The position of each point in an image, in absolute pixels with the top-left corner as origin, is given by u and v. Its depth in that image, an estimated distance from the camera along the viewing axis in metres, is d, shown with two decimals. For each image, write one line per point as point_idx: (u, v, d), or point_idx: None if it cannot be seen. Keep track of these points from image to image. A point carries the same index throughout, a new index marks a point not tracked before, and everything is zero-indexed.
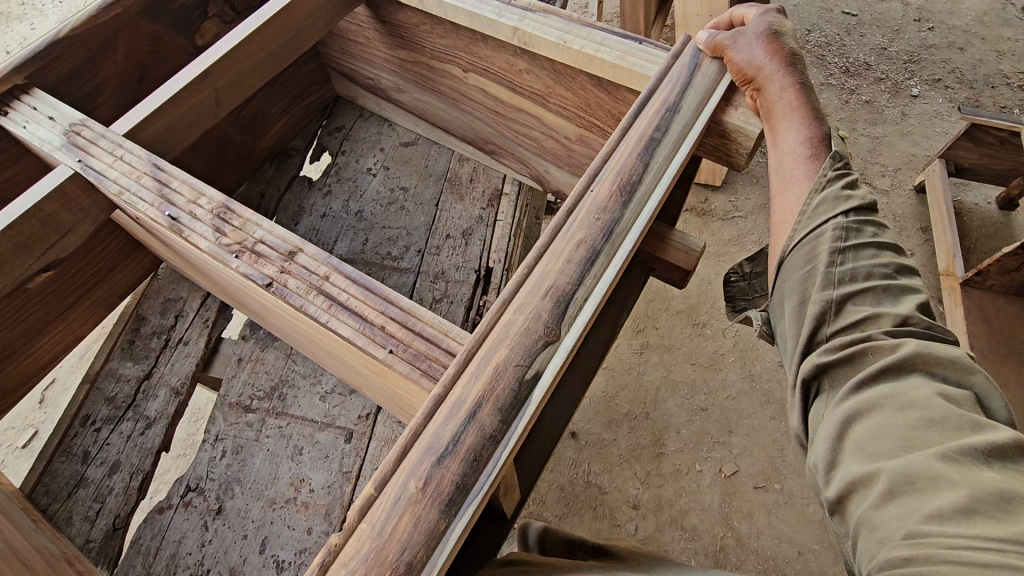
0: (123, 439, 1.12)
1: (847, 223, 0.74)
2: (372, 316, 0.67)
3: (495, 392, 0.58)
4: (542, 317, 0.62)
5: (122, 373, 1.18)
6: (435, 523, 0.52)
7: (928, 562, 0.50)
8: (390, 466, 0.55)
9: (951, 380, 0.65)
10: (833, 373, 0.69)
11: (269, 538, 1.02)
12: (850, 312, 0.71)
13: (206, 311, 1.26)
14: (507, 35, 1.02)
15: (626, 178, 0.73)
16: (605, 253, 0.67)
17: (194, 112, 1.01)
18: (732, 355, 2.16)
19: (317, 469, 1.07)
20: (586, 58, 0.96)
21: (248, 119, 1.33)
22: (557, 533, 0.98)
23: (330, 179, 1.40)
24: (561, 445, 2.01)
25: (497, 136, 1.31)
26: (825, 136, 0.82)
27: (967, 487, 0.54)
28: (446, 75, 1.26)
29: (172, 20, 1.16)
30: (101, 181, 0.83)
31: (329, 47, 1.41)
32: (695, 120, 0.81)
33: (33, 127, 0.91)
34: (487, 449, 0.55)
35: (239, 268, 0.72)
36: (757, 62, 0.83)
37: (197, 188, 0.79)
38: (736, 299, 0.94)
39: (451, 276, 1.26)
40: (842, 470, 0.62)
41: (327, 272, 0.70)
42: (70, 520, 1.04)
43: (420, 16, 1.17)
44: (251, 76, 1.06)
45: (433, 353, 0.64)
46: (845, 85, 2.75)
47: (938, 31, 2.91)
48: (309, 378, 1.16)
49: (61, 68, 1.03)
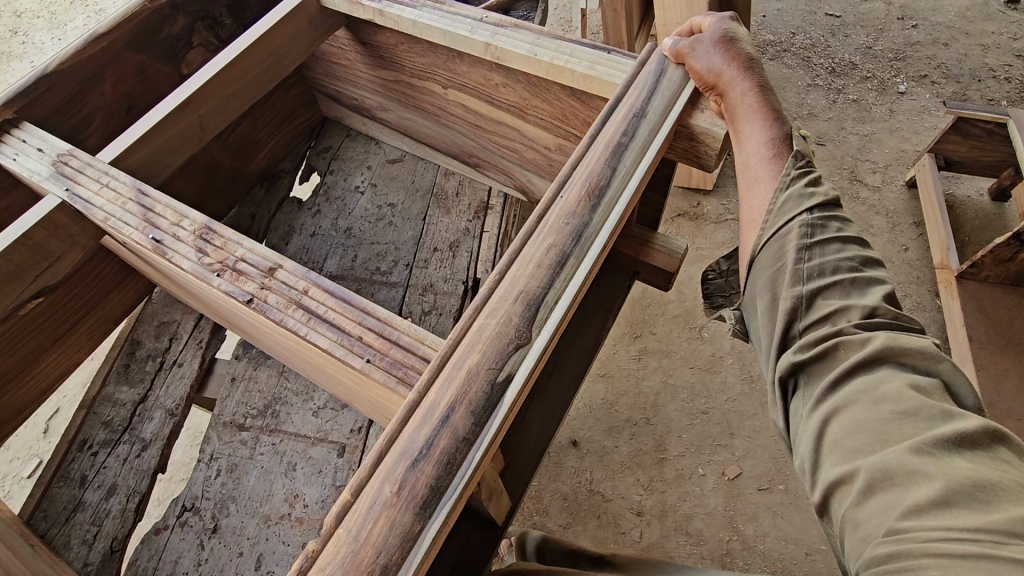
0: (119, 462, 1.13)
1: (812, 219, 0.76)
2: (349, 326, 0.68)
3: (468, 396, 0.59)
4: (513, 321, 0.64)
5: (117, 397, 1.19)
6: (410, 525, 0.53)
7: (910, 558, 0.51)
8: (366, 473, 0.56)
9: (921, 369, 0.66)
10: (808, 369, 0.69)
11: (265, 555, 1.03)
12: (820, 306, 0.72)
13: (199, 332, 1.28)
14: (480, 51, 1.05)
15: (594, 184, 0.75)
16: (575, 257, 0.69)
17: (179, 138, 1.04)
18: (731, 357, 2.17)
19: (311, 484, 1.08)
20: (557, 69, 0.98)
21: (237, 143, 1.36)
22: (556, 544, 0.96)
23: (319, 198, 1.42)
24: (562, 454, 2.01)
25: (480, 149, 1.33)
26: (787, 136, 0.84)
27: (943, 479, 0.55)
28: (427, 92, 1.29)
29: (158, 50, 1.20)
30: (88, 209, 0.86)
31: (313, 69, 1.44)
32: (662, 125, 0.83)
33: (23, 159, 0.94)
34: (460, 451, 0.56)
35: (221, 286, 0.73)
36: (717, 68, 0.85)
37: (181, 211, 0.81)
38: (714, 296, 0.96)
39: (440, 289, 1.28)
40: (825, 469, 0.63)
41: (306, 286, 0.72)
42: (68, 544, 1.05)
43: (398, 37, 1.20)
44: (234, 101, 1.09)
45: (409, 361, 0.66)
46: (832, 85, 2.78)
47: (922, 28, 2.94)
48: (302, 395, 1.18)
49: (50, 101, 1.06)
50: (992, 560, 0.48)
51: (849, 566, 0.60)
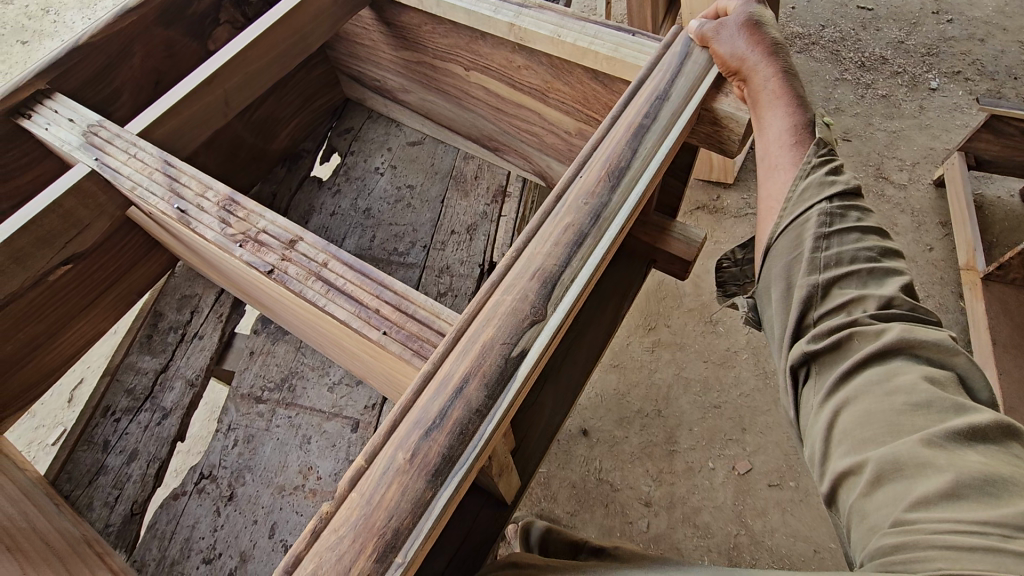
0: (141, 429, 1.16)
1: (831, 208, 0.75)
2: (367, 299, 0.69)
3: (481, 368, 0.60)
4: (529, 297, 0.64)
5: (140, 366, 1.22)
6: (422, 492, 0.54)
7: (915, 550, 0.51)
8: (380, 441, 0.57)
9: (935, 362, 0.65)
10: (821, 358, 0.69)
11: (278, 524, 1.05)
12: (835, 296, 0.71)
13: (220, 306, 1.31)
14: (503, 32, 1.06)
15: (613, 165, 0.74)
16: (592, 237, 0.69)
17: (206, 111, 1.05)
18: (746, 352, 2.15)
19: (325, 457, 1.11)
20: (580, 51, 0.98)
21: (260, 121, 1.38)
22: (559, 535, 0.96)
23: (339, 178, 1.44)
24: (572, 442, 2.01)
25: (500, 133, 1.34)
26: (809, 123, 0.83)
27: (952, 472, 0.54)
28: (449, 74, 1.29)
29: (186, 26, 1.22)
30: (116, 178, 0.88)
31: (336, 49, 1.45)
32: (684, 108, 0.82)
33: (55, 129, 0.96)
34: (472, 423, 0.57)
35: (242, 256, 0.75)
36: (741, 53, 0.84)
37: (205, 182, 0.83)
38: (727, 284, 0.96)
39: (456, 271, 1.29)
40: (834, 459, 0.63)
41: (325, 259, 0.73)
42: (91, 506, 1.09)
43: (422, 17, 1.20)
44: (258, 78, 1.11)
45: (425, 334, 0.66)
46: (861, 80, 2.72)
47: (957, 23, 2.86)
48: (317, 370, 1.20)
49: (81, 74, 1.08)
50: (999, 552, 0.47)
51: (854, 556, 0.60)
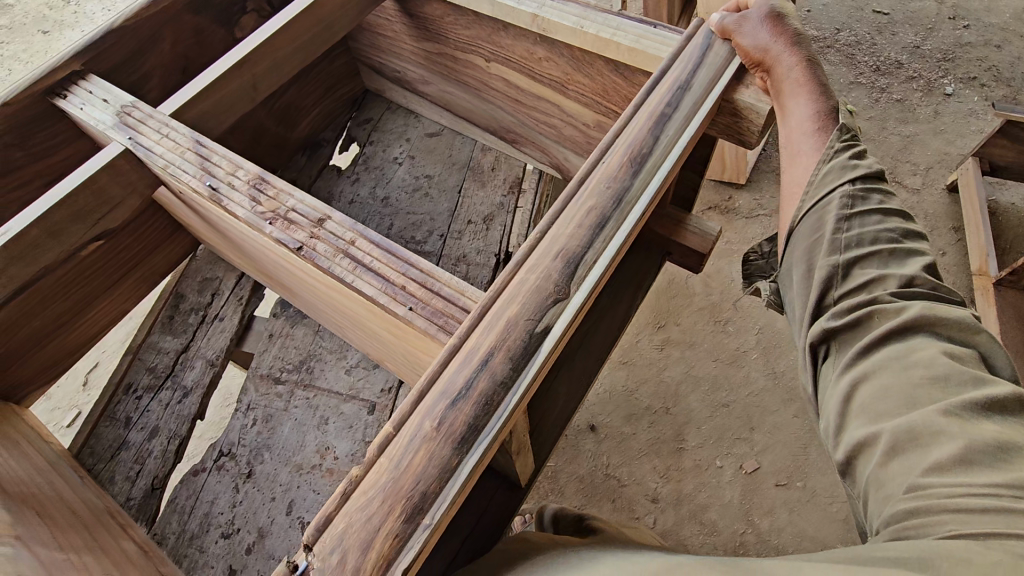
0: (162, 406, 1.19)
1: (854, 191, 0.76)
2: (393, 276, 0.71)
3: (506, 342, 0.61)
4: (552, 276, 0.66)
5: (162, 346, 1.25)
6: (449, 459, 0.55)
7: (931, 513, 0.52)
8: (407, 409, 0.59)
9: (957, 339, 0.66)
10: (841, 336, 0.70)
11: (296, 502, 1.07)
12: (857, 276, 0.72)
13: (240, 289, 1.33)
14: (526, 22, 1.08)
15: (636, 151, 0.76)
16: (615, 219, 0.70)
17: (234, 95, 1.08)
18: (755, 352, 2.16)
19: (342, 438, 1.13)
20: (602, 42, 1.00)
21: (283, 109, 1.40)
22: (569, 514, 0.98)
23: (359, 167, 1.46)
24: (580, 437, 2.03)
25: (519, 124, 1.35)
26: (832, 110, 0.84)
27: (965, 439, 0.55)
28: (469, 65, 1.31)
29: (214, 14, 1.24)
30: (149, 156, 0.90)
31: (358, 40, 1.47)
32: (705, 98, 0.84)
33: (89, 109, 0.99)
34: (497, 394, 0.59)
35: (272, 233, 0.77)
36: (763, 44, 0.85)
37: (235, 162, 0.85)
38: (753, 276, 0.96)
39: (472, 260, 1.30)
40: (850, 430, 0.64)
41: (352, 237, 0.75)
42: (113, 479, 1.11)
43: (445, 8, 1.22)
44: (285, 64, 1.13)
45: (450, 311, 0.68)
46: (876, 84, 2.71)
47: (974, 29, 2.85)
48: (335, 353, 1.22)
49: (114, 57, 1.11)
50: (1004, 512, 0.49)
51: (871, 526, 0.61)
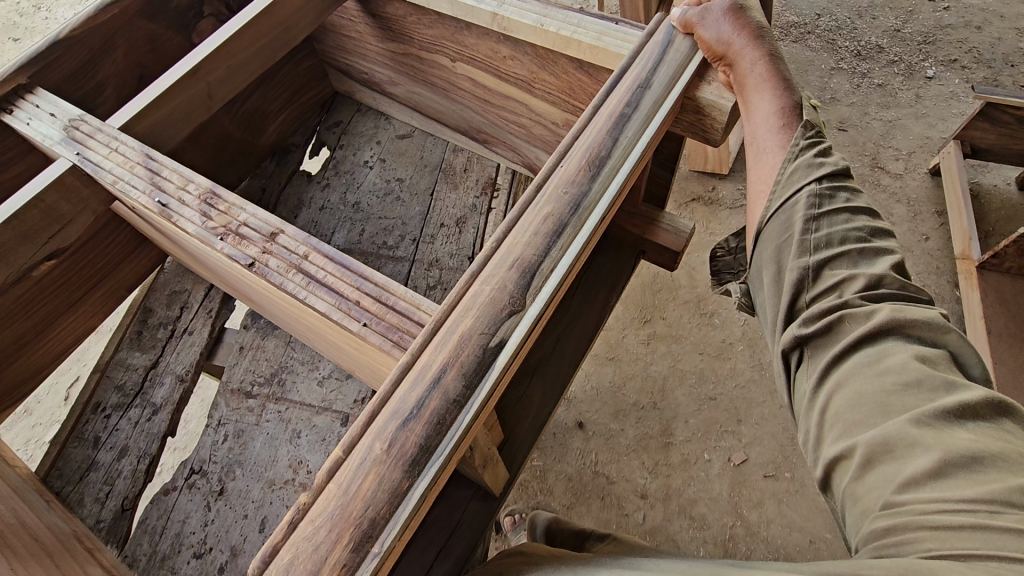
0: (131, 425, 1.16)
1: (820, 190, 0.75)
2: (347, 291, 0.69)
3: (459, 358, 0.59)
4: (507, 287, 0.64)
5: (130, 362, 1.22)
6: (399, 482, 0.54)
7: (906, 531, 0.52)
8: (357, 431, 0.57)
9: (926, 341, 0.66)
10: (812, 343, 0.69)
11: (268, 518, 1.05)
12: (826, 278, 0.71)
13: (209, 302, 1.31)
14: (486, 21, 1.05)
15: (595, 153, 0.74)
16: (572, 226, 0.68)
17: (190, 104, 1.05)
18: (741, 344, 2.15)
19: (315, 451, 1.11)
20: (563, 40, 0.98)
21: (248, 115, 1.37)
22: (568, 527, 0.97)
23: (329, 172, 1.43)
24: (568, 435, 2.02)
25: (488, 125, 1.33)
26: (797, 106, 0.83)
27: (940, 450, 0.55)
28: (435, 66, 1.29)
29: (169, 20, 1.22)
30: (98, 172, 0.87)
31: (323, 42, 1.44)
32: (668, 95, 0.82)
33: (36, 123, 0.96)
34: (450, 413, 0.57)
35: (223, 250, 0.74)
36: (725, 38, 0.83)
37: (186, 175, 0.83)
38: (721, 273, 0.95)
39: (445, 264, 1.28)
40: (826, 445, 0.63)
41: (306, 251, 0.73)
42: (82, 502, 1.09)
43: (406, 8, 1.20)
44: (242, 71, 1.10)
45: (405, 326, 0.66)
46: (857, 69, 2.70)
47: (954, 11, 2.84)
48: (308, 364, 1.20)
49: (64, 69, 1.08)
50: (985, 529, 0.49)
51: (850, 541, 0.61)
